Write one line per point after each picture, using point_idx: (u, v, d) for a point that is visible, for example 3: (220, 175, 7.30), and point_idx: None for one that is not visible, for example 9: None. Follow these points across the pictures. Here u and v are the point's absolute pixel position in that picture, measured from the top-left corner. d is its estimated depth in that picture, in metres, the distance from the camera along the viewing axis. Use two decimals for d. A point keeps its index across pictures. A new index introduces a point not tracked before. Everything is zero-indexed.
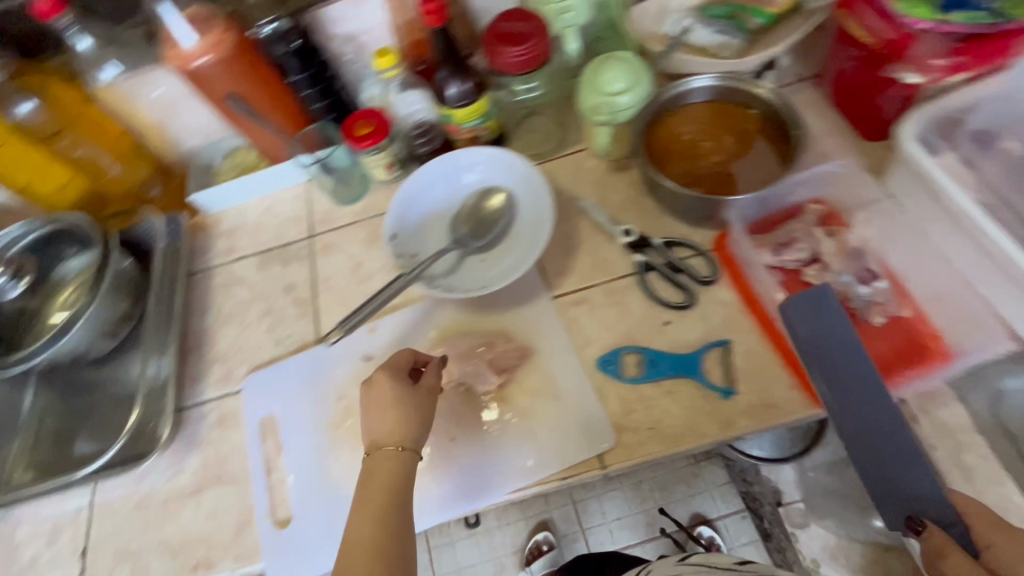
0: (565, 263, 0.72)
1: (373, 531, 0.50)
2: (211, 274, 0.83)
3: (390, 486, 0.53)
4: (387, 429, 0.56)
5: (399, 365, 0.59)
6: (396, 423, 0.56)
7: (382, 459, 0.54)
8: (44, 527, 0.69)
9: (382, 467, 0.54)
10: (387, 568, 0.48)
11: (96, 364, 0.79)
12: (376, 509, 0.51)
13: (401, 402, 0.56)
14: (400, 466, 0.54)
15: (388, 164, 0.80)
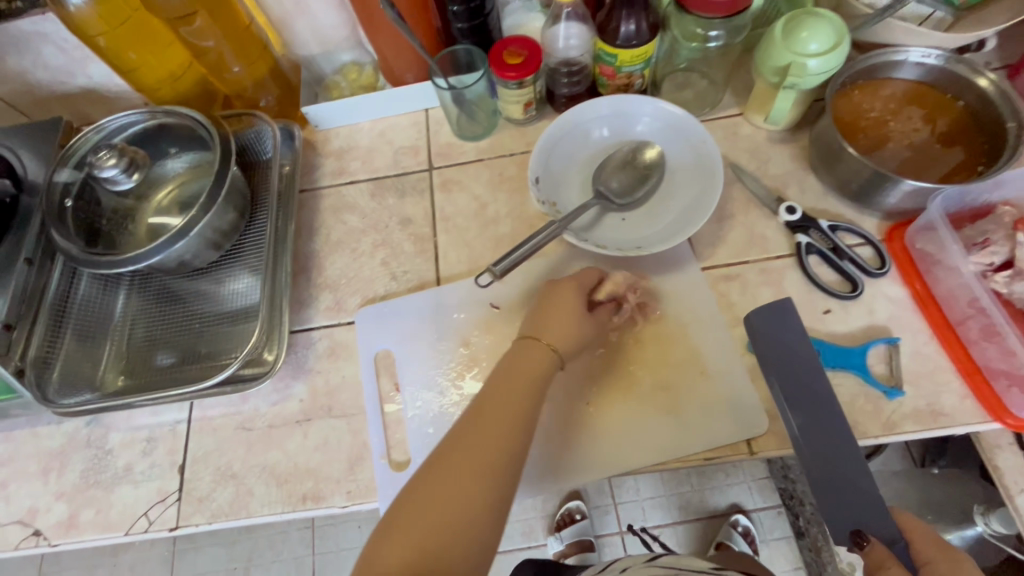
0: (714, 234, 0.67)
1: (493, 439, 0.47)
2: (320, 195, 0.77)
3: (530, 377, 0.52)
4: (556, 324, 0.56)
5: (584, 280, 0.59)
6: (572, 330, 0.56)
7: (533, 351, 0.54)
8: (139, 436, 0.66)
9: (529, 355, 0.54)
10: (495, 486, 0.45)
11: (193, 277, 0.75)
12: (510, 399, 0.50)
13: (580, 314, 0.57)
14: (545, 364, 0.53)
15: (527, 102, 0.73)
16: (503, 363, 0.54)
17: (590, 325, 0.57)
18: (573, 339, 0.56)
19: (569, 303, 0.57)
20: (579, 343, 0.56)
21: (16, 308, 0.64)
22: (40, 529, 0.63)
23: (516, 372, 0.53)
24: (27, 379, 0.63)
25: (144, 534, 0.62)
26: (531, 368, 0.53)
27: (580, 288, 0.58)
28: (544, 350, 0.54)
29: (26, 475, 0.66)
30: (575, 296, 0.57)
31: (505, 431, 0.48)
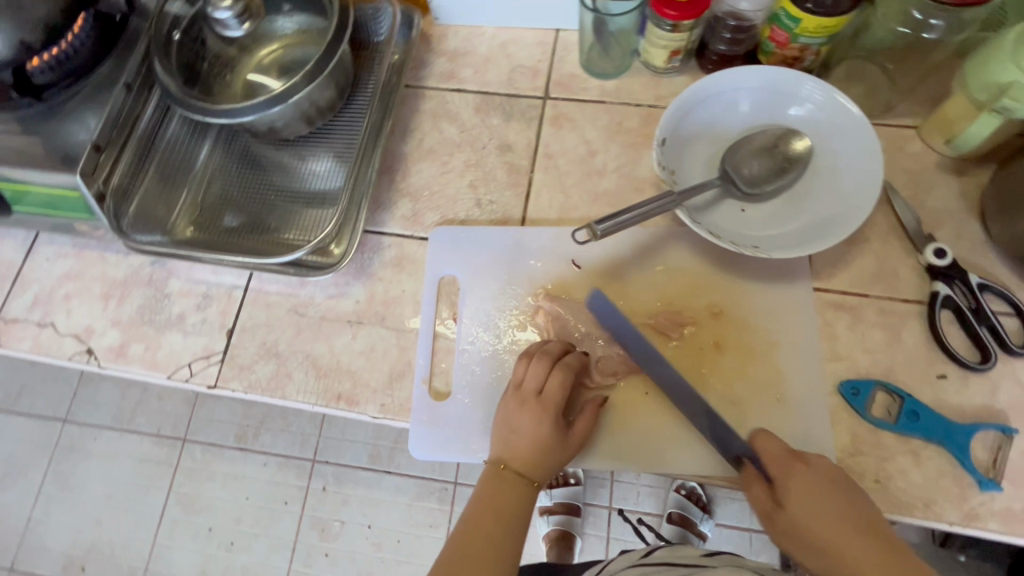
0: (840, 255, 0.59)
1: (492, 502, 0.51)
2: (423, 95, 0.72)
3: (506, 513, 0.51)
4: (518, 446, 0.53)
5: (544, 399, 0.54)
6: (538, 453, 0.52)
7: (506, 486, 0.52)
8: (197, 289, 0.67)
9: (501, 489, 0.52)
10: (497, 556, 0.49)
11: (277, 147, 0.73)
12: (483, 547, 0.49)
13: (546, 443, 0.53)
14: (515, 486, 0.52)
15: (675, 51, 0.64)
16: (474, 502, 0.52)
17: (555, 432, 0.53)
18: (542, 452, 0.53)
19: (535, 432, 0.53)
20: (555, 459, 0.53)
21: (109, 130, 0.64)
22: (93, 349, 0.66)
23: (488, 506, 0.51)
24: (106, 205, 0.63)
25: (185, 383, 0.63)
26: (505, 505, 0.51)
27: (524, 403, 0.54)
28: (515, 481, 0.52)
29: (89, 295, 0.68)
30: (536, 418, 0.53)
31: (496, 524, 0.50)
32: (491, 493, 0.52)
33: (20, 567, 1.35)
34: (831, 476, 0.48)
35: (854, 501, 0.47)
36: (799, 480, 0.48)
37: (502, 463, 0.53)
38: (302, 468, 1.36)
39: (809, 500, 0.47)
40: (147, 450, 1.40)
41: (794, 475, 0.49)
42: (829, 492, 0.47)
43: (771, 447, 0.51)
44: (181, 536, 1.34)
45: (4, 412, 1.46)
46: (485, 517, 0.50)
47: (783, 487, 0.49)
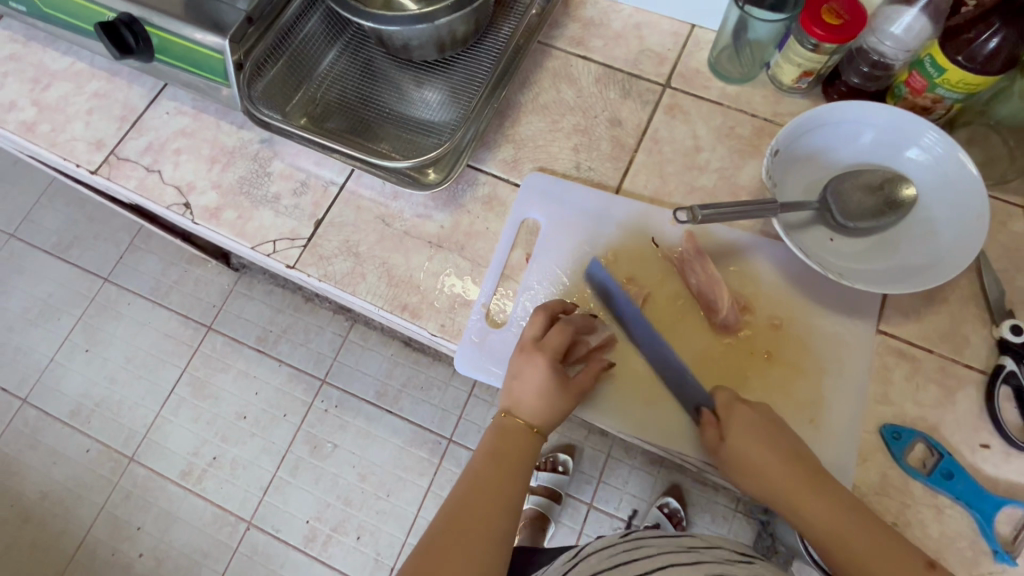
0: (916, 308, 0.60)
1: (511, 450, 0.53)
2: (549, 54, 0.74)
3: (511, 455, 0.53)
4: (521, 398, 0.55)
5: (549, 351, 0.56)
6: (540, 402, 0.55)
7: (513, 435, 0.54)
8: (296, 175, 0.70)
9: (507, 439, 0.54)
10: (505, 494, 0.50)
11: (398, 66, 0.76)
12: (495, 482, 0.51)
13: (545, 388, 0.55)
14: (528, 437, 0.54)
15: (807, 71, 0.65)
16: (481, 451, 0.54)
17: (555, 379, 0.55)
18: (545, 400, 0.55)
19: (536, 376, 0.55)
20: (558, 405, 0.55)
21: (262, 8, 0.67)
22: (190, 205, 0.70)
23: (493, 454, 0.53)
24: (241, 75, 0.66)
25: (266, 258, 0.67)
26: (509, 450, 0.53)
27: (523, 350, 0.57)
28: (523, 430, 0.54)
29: (198, 155, 0.72)
30: (535, 365, 0.56)
31: (502, 474, 0.52)
32: (505, 440, 0.54)
33: (32, 401, 1.43)
34: (767, 414, 0.53)
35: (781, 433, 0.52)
36: (740, 415, 0.53)
37: (507, 414, 0.55)
38: (311, 384, 1.41)
39: (742, 433, 0.52)
40: (174, 327, 1.47)
41: (734, 411, 0.54)
42: (763, 433, 0.52)
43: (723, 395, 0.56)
44: (184, 414, 1.40)
45: (54, 256, 1.53)
46: (491, 453, 0.53)
47: (726, 422, 0.54)
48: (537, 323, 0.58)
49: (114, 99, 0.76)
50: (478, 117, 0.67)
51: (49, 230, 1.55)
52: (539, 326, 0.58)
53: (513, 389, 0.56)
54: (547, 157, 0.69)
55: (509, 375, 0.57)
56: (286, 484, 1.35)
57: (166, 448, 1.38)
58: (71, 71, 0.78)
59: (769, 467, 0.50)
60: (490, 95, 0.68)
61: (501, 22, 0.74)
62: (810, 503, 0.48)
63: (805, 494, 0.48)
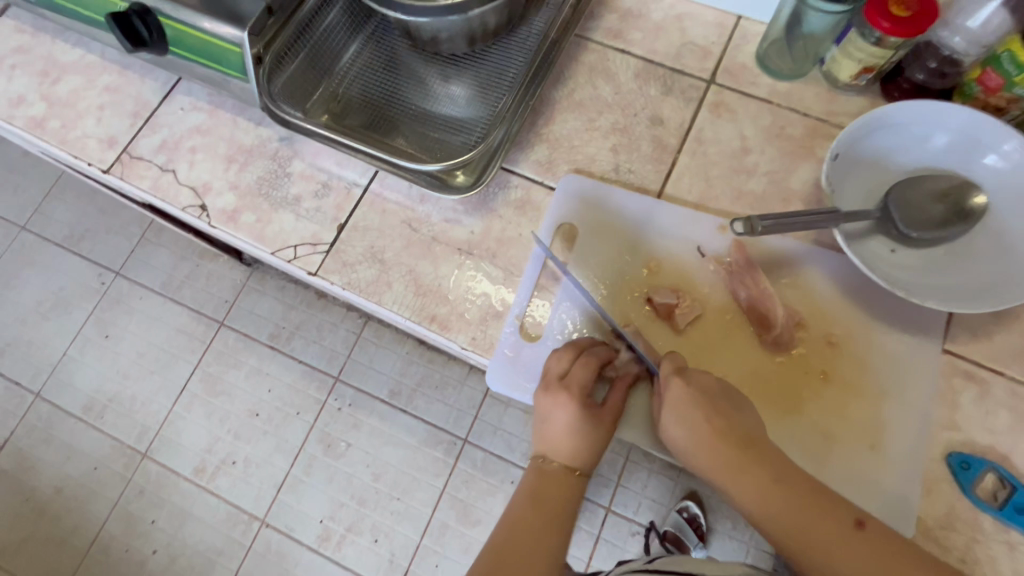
0: (985, 326, 0.56)
1: (556, 494, 0.52)
2: (585, 47, 0.70)
3: (553, 501, 0.51)
4: (553, 440, 0.53)
5: (575, 387, 0.53)
6: (573, 442, 0.53)
7: (553, 478, 0.52)
8: (318, 176, 0.67)
9: (546, 482, 0.52)
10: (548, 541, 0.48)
11: (424, 61, 0.72)
12: (538, 528, 0.49)
13: (576, 427, 0.53)
14: (567, 480, 0.52)
15: (868, 67, 0.61)
16: (520, 495, 0.52)
17: (587, 418, 0.53)
18: (579, 440, 0.53)
19: (566, 418, 0.53)
20: (593, 441, 0.53)
21: None
22: (207, 206, 0.66)
23: (533, 498, 0.51)
24: (260, 69, 0.62)
25: (286, 264, 0.64)
26: (549, 493, 0.52)
27: (547, 389, 0.54)
28: (561, 473, 0.53)
29: (214, 154, 0.69)
30: (562, 405, 0.53)
31: (544, 519, 0.50)
32: (545, 482, 0.52)
33: (45, 395, 1.42)
34: (711, 392, 0.51)
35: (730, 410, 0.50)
36: (682, 396, 0.51)
37: (543, 457, 0.54)
38: (325, 383, 1.38)
39: (680, 413, 0.51)
40: (186, 323, 1.44)
41: (674, 392, 0.51)
42: (695, 406, 0.50)
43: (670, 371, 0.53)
44: (197, 411, 1.38)
45: (65, 249, 1.51)
46: (531, 496, 0.51)
47: (672, 408, 0.51)
48: (558, 359, 0.55)
49: (126, 93, 0.72)
50: (512, 116, 0.63)
51: (60, 222, 1.53)
52: (560, 362, 0.55)
53: (544, 430, 0.54)
54: (583, 158, 0.65)
55: (539, 417, 0.55)
56: (300, 484, 1.33)
57: (178, 446, 1.37)
58: (82, 63, 0.74)
59: (712, 450, 0.48)
60: (524, 92, 0.64)
61: (535, 13, 0.70)
62: (738, 477, 0.47)
63: (730, 469, 0.47)
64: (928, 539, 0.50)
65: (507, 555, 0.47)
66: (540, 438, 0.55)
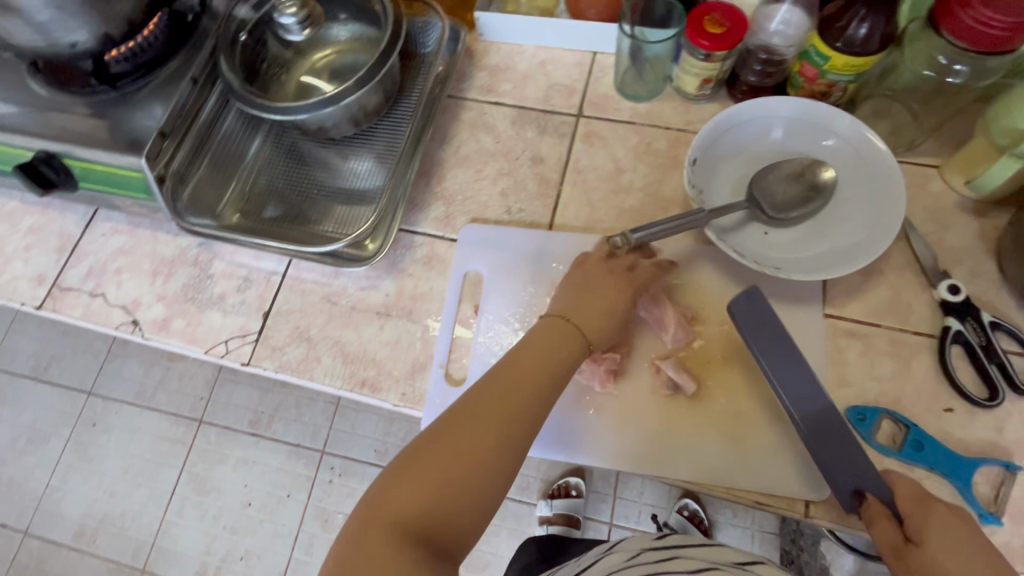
0: (854, 285, 0.61)
1: (527, 408, 0.49)
2: (462, 106, 0.76)
3: (522, 382, 0.50)
4: (549, 347, 0.53)
5: (588, 318, 0.56)
6: (560, 361, 0.53)
7: (554, 333, 0.54)
8: (238, 272, 0.71)
9: (519, 383, 0.50)
10: (502, 447, 0.46)
11: (322, 144, 0.77)
12: (498, 429, 0.47)
13: (573, 358, 0.54)
14: (542, 398, 0.51)
15: (706, 79, 0.68)
16: (485, 383, 0.50)
17: (579, 353, 0.55)
18: (602, 322, 0.56)
19: (568, 337, 0.54)
20: (574, 370, 0.54)
21: (174, 119, 0.68)
22: (139, 320, 0.70)
23: (500, 392, 0.49)
24: (165, 188, 0.67)
25: (221, 359, 0.67)
26: (517, 395, 0.50)
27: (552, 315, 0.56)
28: (566, 329, 0.55)
29: (139, 270, 0.73)
30: (565, 328, 0.55)
31: (507, 424, 0.47)
32: (517, 384, 0.50)
33: (34, 531, 1.40)
34: (967, 520, 0.46)
35: (986, 546, 0.45)
36: (941, 517, 0.46)
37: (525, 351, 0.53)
38: (311, 458, 1.39)
39: (946, 538, 0.44)
40: (165, 428, 1.45)
41: (931, 513, 0.46)
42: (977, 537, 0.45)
43: (906, 489, 0.48)
44: (189, 514, 1.37)
45: (33, 380, 1.52)
46: (495, 389, 0.49)
47: (924, 527, 0.46)
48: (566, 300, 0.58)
49: (49, 231, 0.77)
50: (404, 182, 0.68)
51: (26, 355, 1.54)
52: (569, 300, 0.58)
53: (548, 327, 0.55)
54: (477, 205, 0.70)
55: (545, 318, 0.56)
56: (303, 565, 1.32)
57: (175, 554, 1.35)
58: (5, 210, 0.78)
59: None
60: (412, 158, 0.69)
61: (411, 84, 0.76)
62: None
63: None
64: None
65: (454, 435, 0.46)
66: (527, 341, 0.54)
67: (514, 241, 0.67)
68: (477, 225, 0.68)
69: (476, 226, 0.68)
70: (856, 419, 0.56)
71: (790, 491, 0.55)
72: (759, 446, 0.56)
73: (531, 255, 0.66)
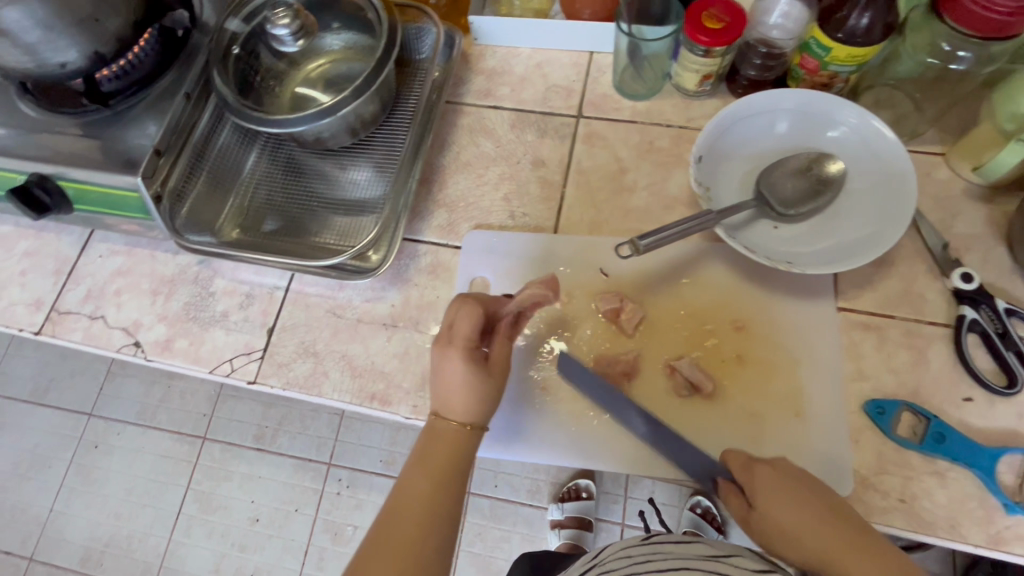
0: (866, 277, 0.60)
1: (456, 457, 0.52)
2: (461, 111, 0.75)
3: (435, 463, 0.51)
4: (454, 399, 0.52)
5: (462, 338, 0.52)
6: (469, 402, 0.52)
7: (445, 438, 0.52)
8: (240, 288, 0.70)
9: (439, 441, 0.52)
10: (442, 495, 0.50)
11: (319, 156, 0.76)
12: (431, 484, 0.50)
13: (471, 385, 0.51)
14: (463, 441, 0.52)
15: (706, 75, 0.67)
16: (412, 459, 0.52)
17: (477, 374, 0.52)
18: (476, 399, 0.52)
19: (463, 374, 0.51)
20: (487, 405, 0.53)
21: (169, 136, 0.67)
22: (141, 342, 0.69)
23: (421, 457, 0.51)
24: (162, 206, 0.66)
25: (226, 378, 0.66)
26: (439, 455, 0.51)
27: (450, 344, 0.52)
28: (452, 433, 0.52)
29: (138, 290, 0.72)
30: (453, 361, 0.52)
31: (438, 481, 0.50)
32: (441, 443, 0.52)
33: (39, 557, 1.38)
34: (789, 472, 0.50)
35: (800, 491, 0.49)
36: (763, 476, 0.50)
37: (439, 415, 0.53)
38: (318, 471, 1.37)
39: (779, 501, 0.49)
40: (169, 447, 1.43)
41: (756, 472, 0.51)
42: (790, 490, 0.49)
43: (735, 457, 0.53)
44: (196, 533, 1.35)
45: (33, 404, 1.50)
46: (429, 454, 0.52)
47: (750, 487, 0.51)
48: (462, 316, 0.53)
49: (45, 254, 0.75)
50: (406, 190, 0.68)
51: (24, 379, 1.52)
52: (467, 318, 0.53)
53: (445, 388, 0.52)
54: (480, 211, 0.69)
55: (438, 366, 0.53)
56: None
57: (184, 574, 1.34)
58: None
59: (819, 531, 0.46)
60: (412, 166, 0.69)
61: (407, 91, 0.75)
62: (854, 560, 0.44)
63: (847, 554, 0.45)
64: (868, 487, 0.53)
65: (391, 524, 0.48)
66: (440, 401, 0.53)
67: (519, 246, 0.66)
68: (481, 231, 0.67)
69: (480, 232, 0.67)
70: (875, 413, 0.55)
71: None
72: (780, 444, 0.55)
73: (538, 260, 0.65)
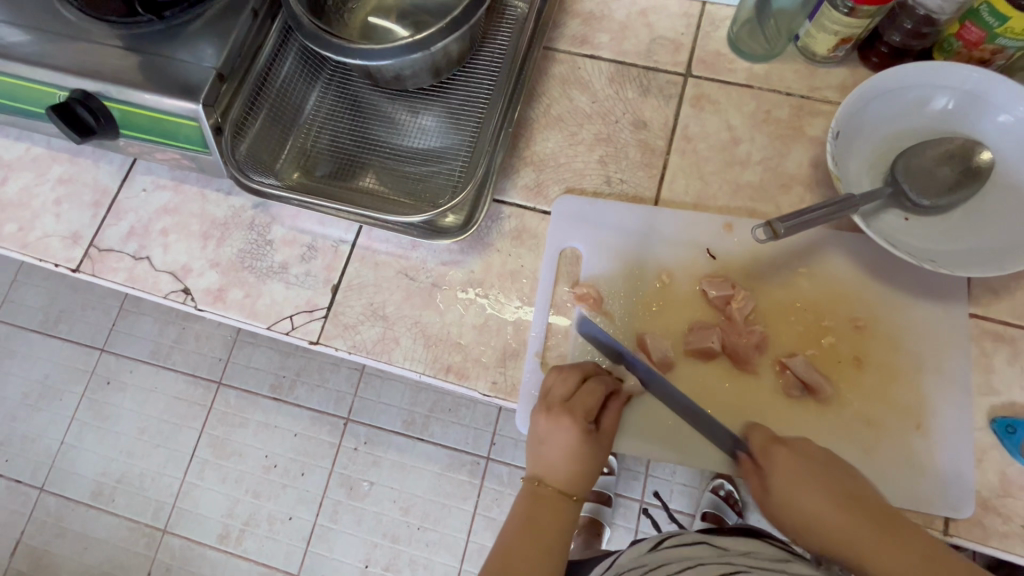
0: (1003, 284, 0.55)
1: (559, 523, 0.50)
2: (553, 58, 0.67)
3: (543, 532, 0.49)
4: (559, 463, 0.51)
5: (580, 409, 0.52)
6: (571, 468, 0.51)
7: (547, 504, 0.51)
8: (301, 239, 0.63)
9: (539, 506, 0.51)
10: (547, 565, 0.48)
11: (389, 98, 0.68)
12: (535, 553, 0.48)
13: (577, 453, 0.51)
14: (564, 508, 0.51)
15: (844, 39, 0.59)
16: (512, 522, 0.51)
17: (587, 442, 0.51)
18: (578, 466, 0.51)
19: (566, 441, 0.51)
20: (589, 469, 0.52)
21: (232, 60, 0.59)
22: (190, 289, 0.63)
23: (526, 524, 0.50)
24: (222, 140, 0.59)
25: (285, 336, 0.61)
26: (543, 522, 0.50)
27: (549, 410, 0.52)
28: (555, 497, 0.51)
29: (187, 232, 0.65)
30: (564, 429, 0.51)
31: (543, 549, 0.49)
32: (543, 508, 0.51)
33: (49, 488, 1.33)
34: (820, 457, 0.49)
35: (834, 479, 0.47)
36: (784, 462, 0.49)
37: (538, 479, 0.52)
38: (336, 426, 1.31)
39: (801, 489, 0.48)
40: (182, 389, 1.36)
41: (776, 459, 0.49)
42: (818, 475, 0.48)
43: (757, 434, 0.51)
44: (210, 477, 1.30)
45: (41, 333, 1.43)
46: (532, 517, 0.50)
47: (770, 475, 0.49)
48: (565, 377, 0.53)
49: (82, 183, 0.68)
50: (496, 143, 0.60)
51: (33, 308, 1.45)
52: (570, 379, 0.53)
53: (547, 446, 0.52)
54: (571, 174, 0.63)
55: (539, 429, 0.52)
56: (328, 532, 1.25)
57: (197, 514, 1.29)
58: (28, 157, 0.70)
59: (845, 525, 0.45)
60: (503, 116, 0.61)
61: (495, 30, 0.67)
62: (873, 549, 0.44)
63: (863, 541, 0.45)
64: (989, 510, 0.49)
65: None
66: (540, 460, 0.52)
67: (616, 217, 0.60)
68: (576, 198, 0.61)
69: (576, 198, 0.61)
70: (1003, 432, 0.51)
71: (929, 507, 0.50)
72: (895, 457, 0.51)
73: (637, 234, 0.59)
